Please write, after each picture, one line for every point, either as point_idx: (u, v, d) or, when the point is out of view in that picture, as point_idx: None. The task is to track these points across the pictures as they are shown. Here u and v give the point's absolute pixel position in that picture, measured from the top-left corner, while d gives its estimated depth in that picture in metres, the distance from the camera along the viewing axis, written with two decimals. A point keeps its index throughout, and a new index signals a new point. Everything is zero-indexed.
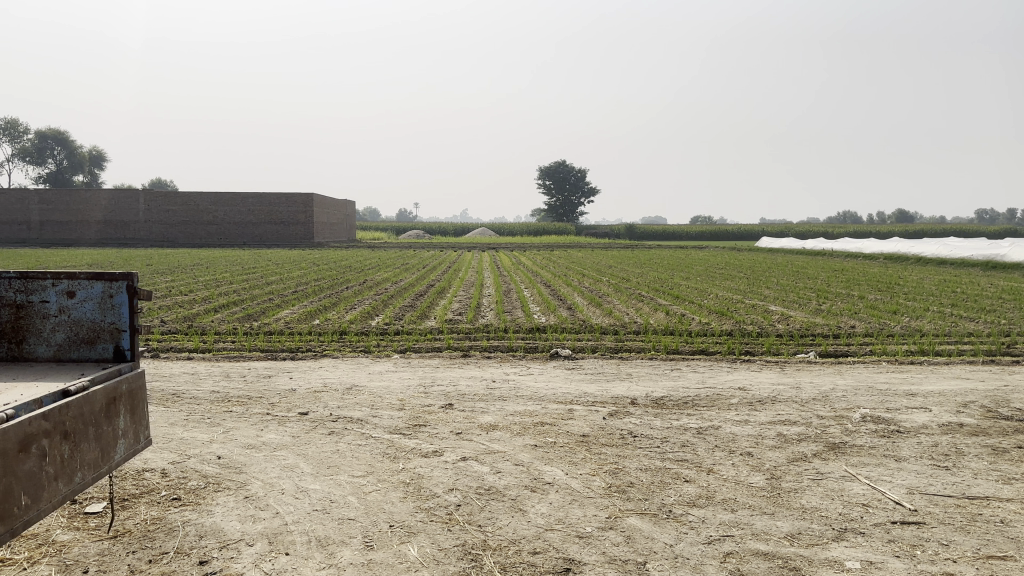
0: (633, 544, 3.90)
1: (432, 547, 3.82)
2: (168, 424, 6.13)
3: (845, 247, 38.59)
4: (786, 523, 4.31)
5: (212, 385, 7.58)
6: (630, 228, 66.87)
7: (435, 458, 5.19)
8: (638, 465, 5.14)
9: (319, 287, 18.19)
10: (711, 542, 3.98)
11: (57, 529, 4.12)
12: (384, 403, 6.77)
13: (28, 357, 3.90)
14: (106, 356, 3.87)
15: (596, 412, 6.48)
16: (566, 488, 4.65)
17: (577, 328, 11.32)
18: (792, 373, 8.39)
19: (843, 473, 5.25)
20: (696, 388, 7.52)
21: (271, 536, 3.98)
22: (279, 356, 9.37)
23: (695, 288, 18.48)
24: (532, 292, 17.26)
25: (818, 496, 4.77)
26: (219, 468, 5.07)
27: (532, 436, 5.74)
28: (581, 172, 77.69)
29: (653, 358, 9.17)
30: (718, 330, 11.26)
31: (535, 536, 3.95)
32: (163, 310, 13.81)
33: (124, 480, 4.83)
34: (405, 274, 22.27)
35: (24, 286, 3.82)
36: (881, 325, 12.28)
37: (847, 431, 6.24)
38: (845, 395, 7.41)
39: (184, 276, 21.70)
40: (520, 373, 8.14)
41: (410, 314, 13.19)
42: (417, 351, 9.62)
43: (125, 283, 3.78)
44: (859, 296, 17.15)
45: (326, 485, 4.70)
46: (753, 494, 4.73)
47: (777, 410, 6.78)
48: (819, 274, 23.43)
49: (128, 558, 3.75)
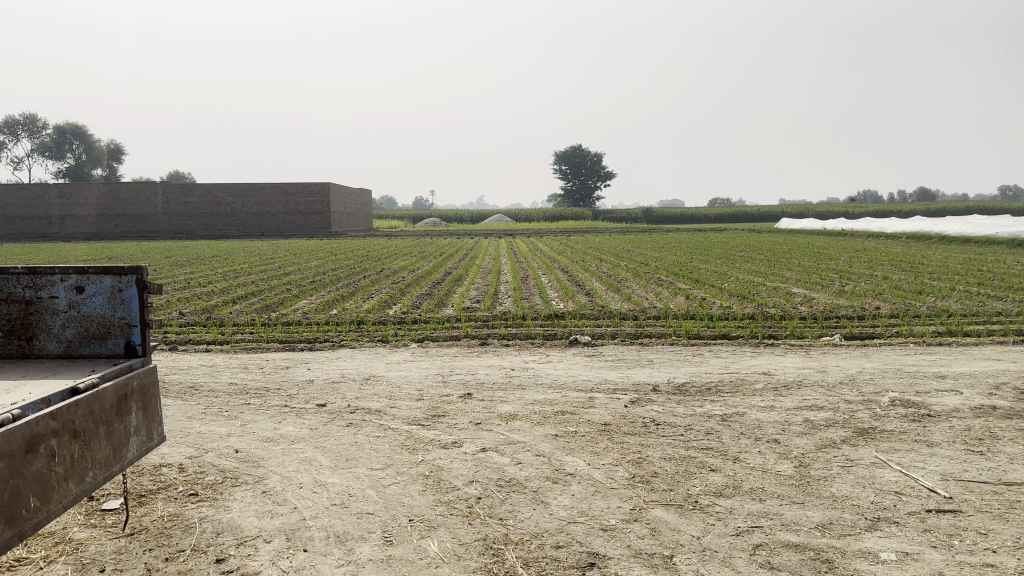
0: (658, 537, 3.79)
1: (452, 541, 3.72)
2: (185, 418, 6.08)
3: (869, 226, 37.99)
4: (817, 512, 4.18)
5: (230, 378, 7.54)
6: (647, 212, 66.36)
7: (454, 450, 5.10)
8: (662, 454, 5.01)
9: (337, 277, 18.21)
10: (740, 534, 3.86)
11: (74, 527, 4.07)
12: (403, 393, 6.68)
13: (39, 355, 3.83)
14: (117, 352, 3.81)
15: (617, 400, 6.36)
16: (589, 479, 4.53)
17: (596, 314, 11.17)
18: (818, 357, 8.23)
19: (873, 459, 5.09)
20: (719, 373, 7.37)
21: (289, 532, 3.90)
22: (296, 347, 9.32)
23: (715, 271, 18.26)
24: (549, 278, 17.10)
25: (848, 484, 4.63)
26: (236, 463, 5.01)
27: (553, 425, 5.63)
28: (597, 156, 77.04)
29: (675, 343, 9.01)
30: (740, 314, 11.08)
31: (558, 529, 3.85)
32: (182, 302, 13.84)
33: (141, 476, 4.78)
34: (422, 262, 22.20)
35: (33, 282, 3.75)
36: (906, 306, 12.04)
37: (875, 416, 6.08)
38: (873, 379, 7.23)
39: (203, 268, 21.77)
40: (539, 361, 8.03)
41: (427, 302, 13.11)
42: (435, 340, 9.53)
43: (135, 277, 3.70)
44: (882, 276, 16.86)
45: (344, 478, 4.63)
46: (782, 483, 4.60)
47: (803, 395, 6.62)
48: (840, 255, 23.07)
49: (145, 556, 3.69)
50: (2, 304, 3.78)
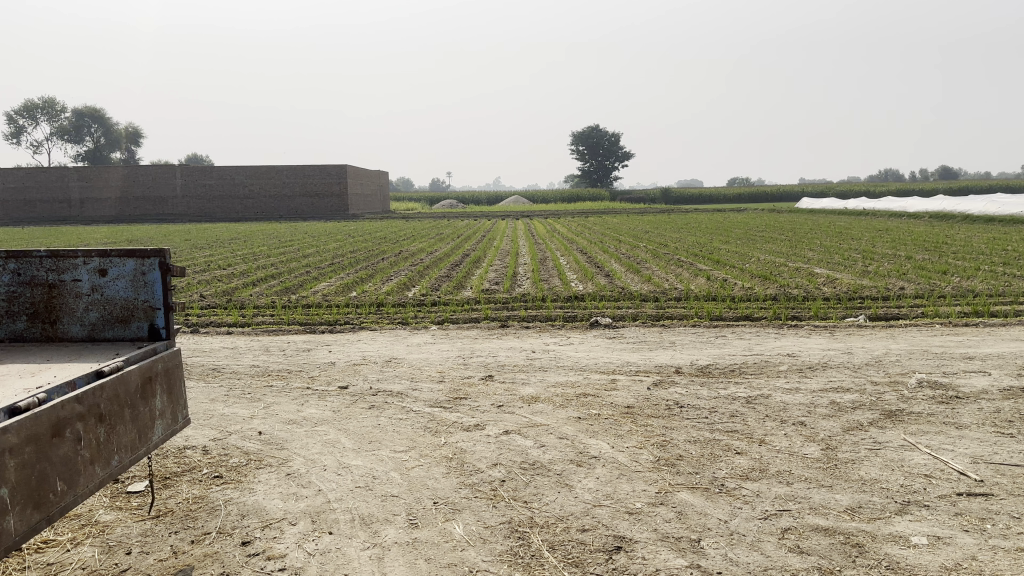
0: (685, 521, 3.75)
1: (477, 524, 3.70)
2: (208, 400, 6.11)
3: (891, 206, 37.45)
4: (846, 496, 4.12)
5: (252, 360, 7.56)
6: (666, 193, 65.85)
7: (477, 432, 5.08)
8: (687, 437, 4.96)
9: (355, 259, 18.22)
10: (768, 518, 3.81)
11: (100, 509, 4.11)
12: (424, 375, 6.67)
13: (63, 338, 3.84)
14: (141, 335, 3.80)
15: (640, 382, 6.32)
16: (613, 462, 4.50)
17: (616, 296, 11.09)
18: (842, 338, 8.12)
19: (902, 442, 5.01)
20: (743, 355, 7.29)
21: (314, 514, 3.90)
22: (317, 329, 9.33)
23: (735, 252, 18.07)
24: (568, 260, 17.02)
25: (876, 467, 4.56)
26: (260, 445, 5.02)
27: (576, 408, 5.59)
28: (615, 136, 76.44)
29: (697, 324, 8.93)
30: (762, 295, 10.97)
31: (583, 512, 3.82)
32: (203, 284, 13.91)
33: (166, 459, 4.81)
34: (440, 244, 22.16)
35: (56, 265, 3.74)
36: (931, 286, 11.86)
37: (902, 397, 5.99)
38: (899, 360, 7.13)
39: (223, 250, 21.87)
40: (560, 343, 7.99)
41: (446, 284, 13.08)
42: (454, 322, 9.51)
43: (158, 260, 3.68)
44: (906, 256, 16.62)
45: (368, 461, 4.61)
46: (809, 466, 4.54)
47: (828, 376, 6.54)
48: (862, 235, 22.77)
49: (171, 539, 3.71)
50: (25, 287, 3.78)
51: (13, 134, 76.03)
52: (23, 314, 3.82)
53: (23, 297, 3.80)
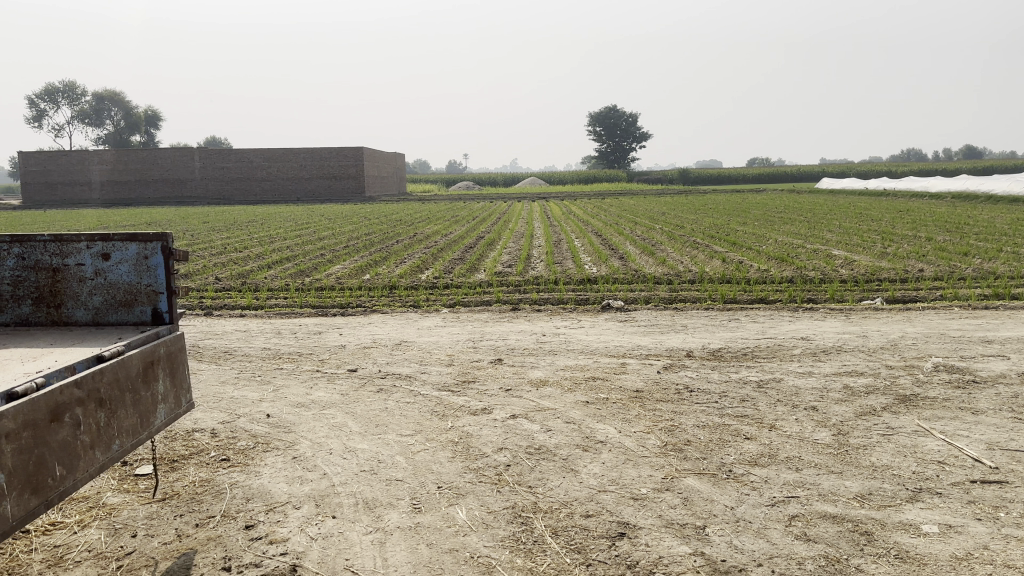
0: (691, 507, 3.70)
1: (481, 509, 3.68)
2: (219, 382, 6.13)
3: (912, 186, 36.90)
4: (856, 483, 4.05)
5: (263, 342, 7.58)
6: (684, 173, 65.24)
7: (484, 416, 5.05)
8: (696, 422, 4.91)
9: (370, 242, 18.21)
10: (776, 505, 3.76)
11: (108, 492, 4.13)
12: (433, 359, 6.66)
13: (67, 322, 3.84)
14: (144, 319, 3.79)
15: (650, 366, 6.27)
16: (620, 447, 4.46)
17: (629, 279, 10.99)
18: (858, 321, 8.01)
19: (916, 427, 4.93)
20: (755, 338, 7.21)
21: (318, 498, 3.89)
22: (329, 312, 9.33)
23: (752, 234, 17.88)
24: (582, 242, 16.91)
25: (889, 453, 4.49)
26: (267, 428, 5.02)
27: (584, 392, 5.55)
28: (632, 117, 75.78)
29: (710, 308, 8.84)
30: (778, 277, 10.83)
31: (588, 498, 3.79)
32: (218, 267, 13.97)
33: (174, 442, 4.82)
34: (455, 227, 22.09)
35: (59, 249, 3.74)
36: (951, 268, 11.66)
37: (917, 382, 5.90)
38: (915, 343, 7.02)
39: (239, 232, 21.95)
40: (571, 326, 7.94)
41: (459, 267, 13.03)
42: (466, 305, 9.47)
43: (160, 244, 3.67)
44: (927, 237, 16.36)
45: (374, 445, 4.60)
46: (820, 452, 4.48)
47: (842, 360, 6.46)
48: (882, 216, 22.46)
49: (176, 522, 3.72)
50: (30, 272, 3.79)
51: (33, 117, 76.58)
52: (28, 298, 3.83)
53: (28, 281, 3.80)
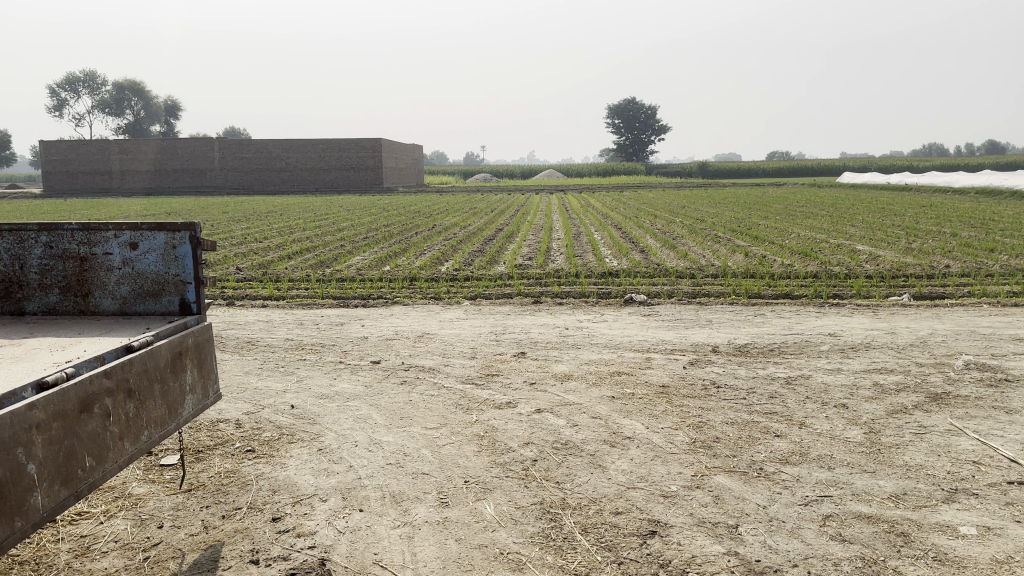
0: (722, 506, 3.64)
1: (508, 505, 3.64)
2: (243, 373, 6.14)
3: (936, 181, 36.40)
4: (890, 482, 3.98)
5: (286, 333, 7.58)
6: (703, 167, 64.76)
7: (509, 410, 5.01)
8: (724, 419, 4.84)
9: (389, 233, 18.19)
10: (809, 504, 3.69)
11: (134, 482, 4.14)
12: (456, 351, 6.63)
13: (95, 311, 3.84)
14: (172, 309, 3.78)
15: (675, 361, 6.21)
16: (647, 443, 4.40)
17: (651, 273, 10.89)
18: (886, 318, 7.89)
19: (949, 426, 4.84)
20: (782, 334, 7.11)
21: (345, 490, 3.86)
22: (350, 304, 9.31)
23: (774, 228, 17.69)
24: (602, 235, 16.80)
25: (922, 452, 4.40)
26: (292, 419, 5.01)
27: (610, 387, 5.49)
28: (651, 110, 75.33)
29: (734, 302, 8.74)
30: (802, 272, 10.70)
31: (617, 495, 3.73)
32: (239, 257, 14.00)
33: (199, 432, 4.82)
34: (474, 219, 22.04)
35: (87, 238, 3.73)
36: (978, 264, 11.48)
37: (949, 380, 5.79)
38: (945, 341, 6.90)
39: (259, 223, 22.01)
40: (594, 320, 7.88)
41: (479, 259, 12.98)
42: (487, 298, 9.43)
43: (188, 234, 3.64)
44: (953, 233, 16.11)
45: (399, 437, 4.57)
46: (852, 450, 4.40)
47: (871, 357, 6.36)
48: (906, 211, 22.16)
49: (203, 513, 3.71)
50: (58, 260, 3.78)
51: (55, 106, 77.28)
52: (56, 286, 3.83)
53: (56, 270, 3.80)
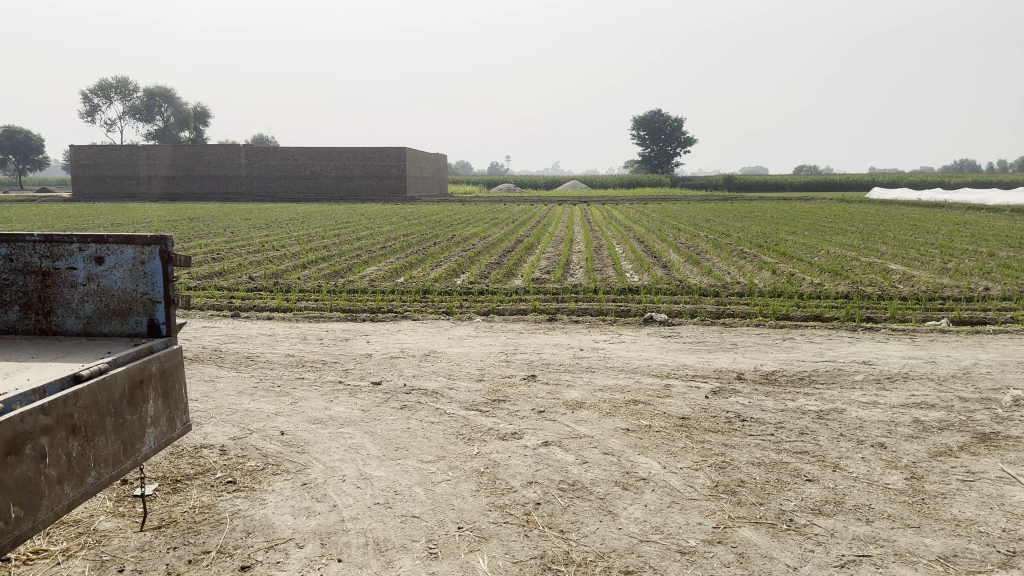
0: (746, 565, 3.22)
1: (505, 559, 3.24)
2: (235, 392, 5.77)
3: (968, 198, 35.44)
4: (937, 541, 3.51)
5: (287, 349, 7.22)
6: (729, 180, 64.05)
7: (514, 443, 4.60)
8: (750, 458, 4.41)
9: (409, 243, 17.85)
10: (845, 566, 3.25)
11: (101, 516, 3.78)
12: (462, 373, 6.23)
13: (57, 331, 3.50)
14: (139, 331, 3.44)
15: (696, 389, 5.76)
16: (664, 487, 3.97)
17: (673, 290, 10.45)
18: (925, 345, 7.38)
19: (999, 473, 4.35)
20: (812, 361, 6.64)
21: (325, 535, 3.48)
22: (358, 317, 8.96)
23: (804, 244, 17.14)
24: (624, 249, 16.33)
25: (972, 505, 3.92)
26: (280, 447, 4.63)
27: (624, 418, 5.07)
28: (676, 121, 74.69)
29: (761, 324, 8.29)
30: (832, 292, 10.21)
31: (627, 549, 3.32)
32: (253, 265, 13.75)
33: (179, 459, 4.46)
34: (495, 230, 21.70)
35: (50, 252, 3.39)
36: (1018, 287, 10.90)
37: (996, 418, 5.28)
38: (991, 373, 6.38)
39: (280, 230, 21.87)
40: (611, 341, 7.46)
41: (496, 272, 12.62)
42: (500, 313, 9.07)
43: (157, 248, 3.30)
44: (991, 252, 15.44)
45: (391, 472, 4.18)
46: (892, 499, 3.94)
47: (910, 390, 5.85)
48: (940, 228, 21.57)
49: (168, 556, 3.36)
50: (17, 275, 3.44)
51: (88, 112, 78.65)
52: (15, 303, 3.49)
53: (16, 285, 3.46)
